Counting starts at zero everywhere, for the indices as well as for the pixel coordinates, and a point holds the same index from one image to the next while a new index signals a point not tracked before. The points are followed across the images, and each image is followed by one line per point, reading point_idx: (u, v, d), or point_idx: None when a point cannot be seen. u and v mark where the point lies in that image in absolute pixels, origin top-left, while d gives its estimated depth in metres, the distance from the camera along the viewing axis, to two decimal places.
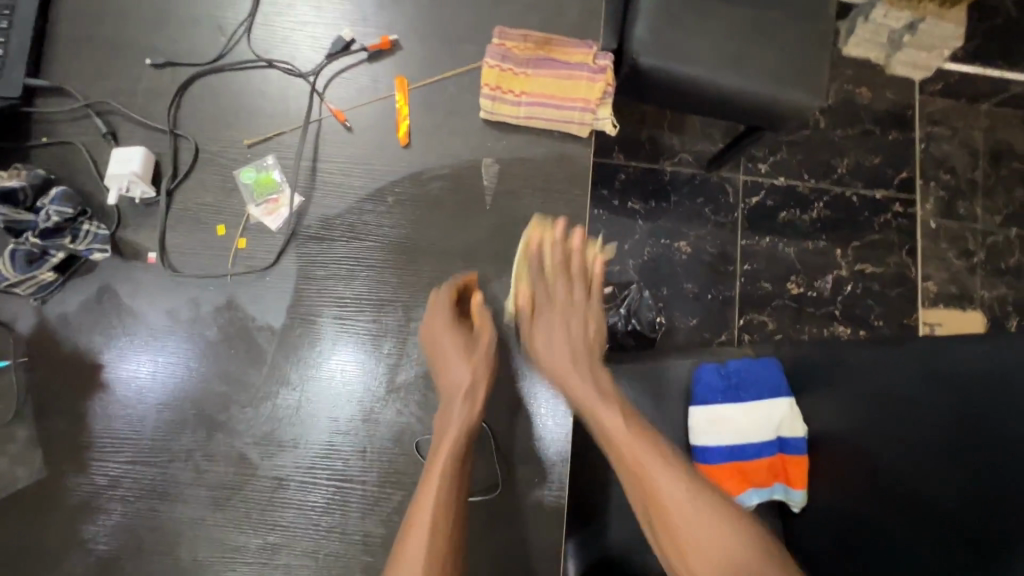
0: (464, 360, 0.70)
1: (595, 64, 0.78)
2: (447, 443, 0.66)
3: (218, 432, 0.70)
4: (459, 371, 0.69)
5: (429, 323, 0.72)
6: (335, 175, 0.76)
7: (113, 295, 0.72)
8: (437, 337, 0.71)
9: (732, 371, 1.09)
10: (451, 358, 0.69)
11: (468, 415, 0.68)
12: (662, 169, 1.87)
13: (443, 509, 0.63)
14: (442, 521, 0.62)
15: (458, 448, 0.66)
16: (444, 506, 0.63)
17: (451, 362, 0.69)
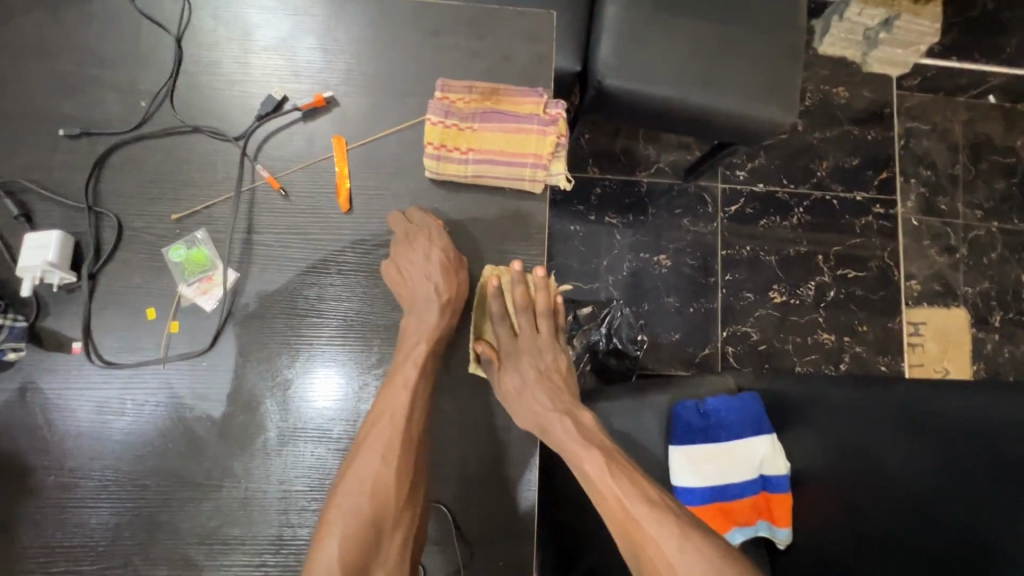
0: (440, 278, 0.70)
1: (546, 113, 0.73)
2: (419, 343, 0.68)
3: (159, 534, 0.66)
4: (438, 290, 0.70)
5: (403, 243, 0.69)
6: (273, 247, 0.71)
7: (37, 391, 0.67)
8: (418, 241, 0.69)
9: (710, 409, 1.05)
10: (426, 275, 0.69)
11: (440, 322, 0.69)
12: (638, 181, 1.82)
13: (413, 411, 0.66)
14: (410, 417, 0.66)
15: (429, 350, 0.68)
16: (415, 405, 0.66)
17: (432, 271, 0.69)
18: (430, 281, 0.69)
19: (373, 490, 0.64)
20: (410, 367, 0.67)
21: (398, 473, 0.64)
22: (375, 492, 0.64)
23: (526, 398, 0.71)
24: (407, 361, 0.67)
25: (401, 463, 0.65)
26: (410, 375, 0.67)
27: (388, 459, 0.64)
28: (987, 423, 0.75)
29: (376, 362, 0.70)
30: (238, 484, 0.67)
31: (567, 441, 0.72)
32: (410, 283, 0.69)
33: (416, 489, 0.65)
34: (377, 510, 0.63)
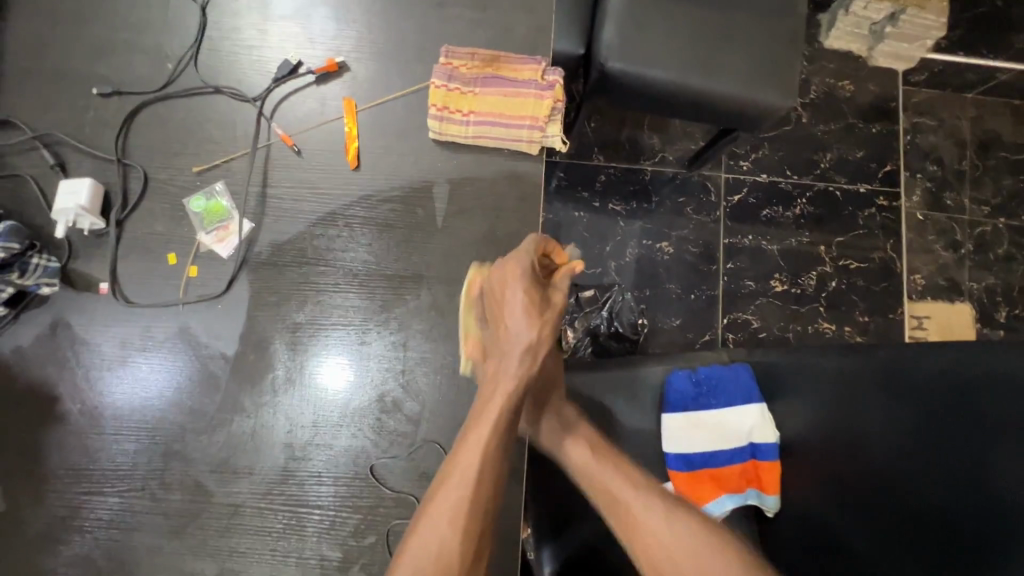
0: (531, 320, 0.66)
1: (544, 79, 0.77)
2: (498, 403, 0.66)
3: (174, 461, 0.71)
4: (526, 324, 0.66)
5: (507, 268, 0.67)
6: (285, 201, 0.76)
7: (66, 327, 0.72)
8: (507, 295, 0.67)
9: (703, 378, 1.08)
10: (518, 312, 0.66)
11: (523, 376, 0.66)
12: (642, 169, 1.86)
13: (489, 465, 0.64)
14: (482, 480, 0.63)
15: (507, 410, 0.66)
16: (487, 467, 0.64)
17: (522, 325, 0.66)
18: (518, 332, 0.66)
19: (437, 562, 0.59)
20: (488, 428, 0.65)
21: (466, 544, 0.60)
22: (438, 560, 0.59)
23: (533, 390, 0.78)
24: (483, 421, 0.65)
25: (467, 532, 0.61)
26: (486, 436, 0.65)
27: (456, 525, 0.61)
28: (956, 376, 0.77)
29: (379, 311, 0.74)
30: (247, 418, 0.72)
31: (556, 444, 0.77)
32: (501, 335, 0.67)
33: (479, 561, 0.61)
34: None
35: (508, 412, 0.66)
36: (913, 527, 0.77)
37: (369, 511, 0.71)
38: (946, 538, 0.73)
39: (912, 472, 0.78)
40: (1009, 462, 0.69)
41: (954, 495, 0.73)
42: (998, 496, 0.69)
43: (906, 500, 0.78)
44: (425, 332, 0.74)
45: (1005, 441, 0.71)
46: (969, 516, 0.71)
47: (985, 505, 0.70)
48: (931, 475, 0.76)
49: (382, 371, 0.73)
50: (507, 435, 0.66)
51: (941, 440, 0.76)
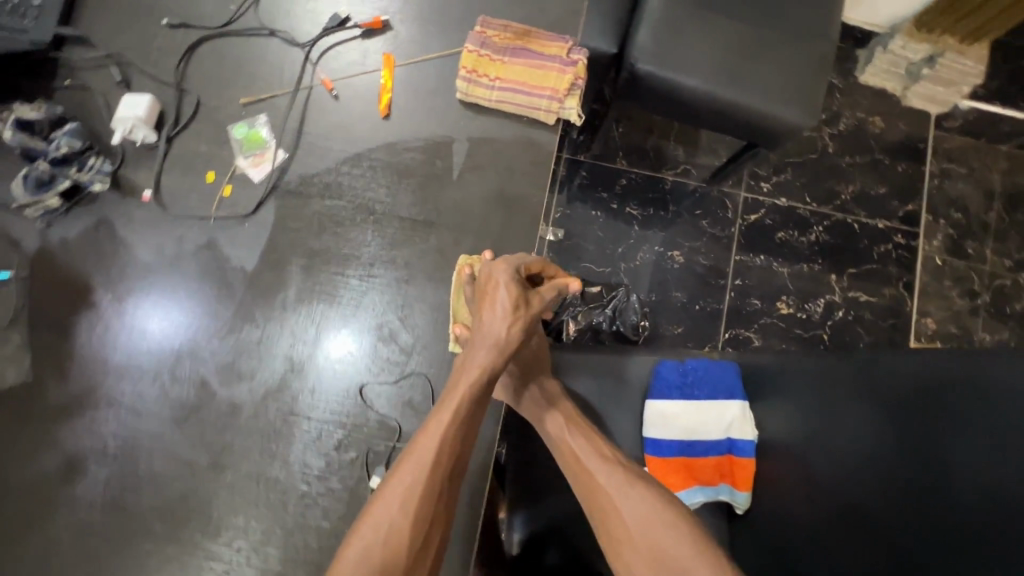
0: (506, 316, 0.72)
1: (568, 57, 0.84)
2: (462, 389, 0.70)
3: (185, 357, 0.78)
4: (503, 319, 0.72)
5: (493, 267, 0.74)
6: (318, 139, 0.83)
7: (108, 226, 0.80)
8: (493, 287, 0.73)
9: (689, 369, 1.11)
10: (496, 308, 0.72)
11: (487, 365, 0.71)
12: (663, 178, 1.90)
13: (442, 451, 0.67)
14: (436, 465, 0.66)
15: (469, 397, 0.70)
16: (443, 454, 0.67)
17: (503, 320, 0.72)
18: (495, 325, 0.72)
19: (388, 541, 0.62)
20: (447, 415, 0.69)
21: (417, 525, 0.64)
22: (387, 544, 0.62)
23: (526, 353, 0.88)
24: (445, 407, 0.70)
25: (417, 516, 0.64)
26: (444, 423, 0.68)
27: (405, 510, 0.64)
28: (926, 376, 0.78)
29: (389, 248, 0.80)
30: (255, 327, 0.78)
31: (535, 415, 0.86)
32: (477, 327, 0.73)
33: (430, 547, 0.65)
34: (388, 563, 0.62)
35: (470, 399, 0.70)
36: (877, 527, 0.77)
37: (352, 428, 0.77)
38: (910, 540, 0.73)
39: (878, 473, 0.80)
40: (968, 454, 0.70)
41: (918, 495, 0.74)
42: (956, 492, 0.70)
43: (874, 502, 0.79)
44: (428, 273, 0.80)
45: (963, 434, 0.71)
46: (928, 522, 0.71)
47: (949, 501, 0.70)
48: (894, 476, 0.77)
49: (384, 302, 0.79)
50: (466, 425, 0.70)
51: (905, 441, 0.77)
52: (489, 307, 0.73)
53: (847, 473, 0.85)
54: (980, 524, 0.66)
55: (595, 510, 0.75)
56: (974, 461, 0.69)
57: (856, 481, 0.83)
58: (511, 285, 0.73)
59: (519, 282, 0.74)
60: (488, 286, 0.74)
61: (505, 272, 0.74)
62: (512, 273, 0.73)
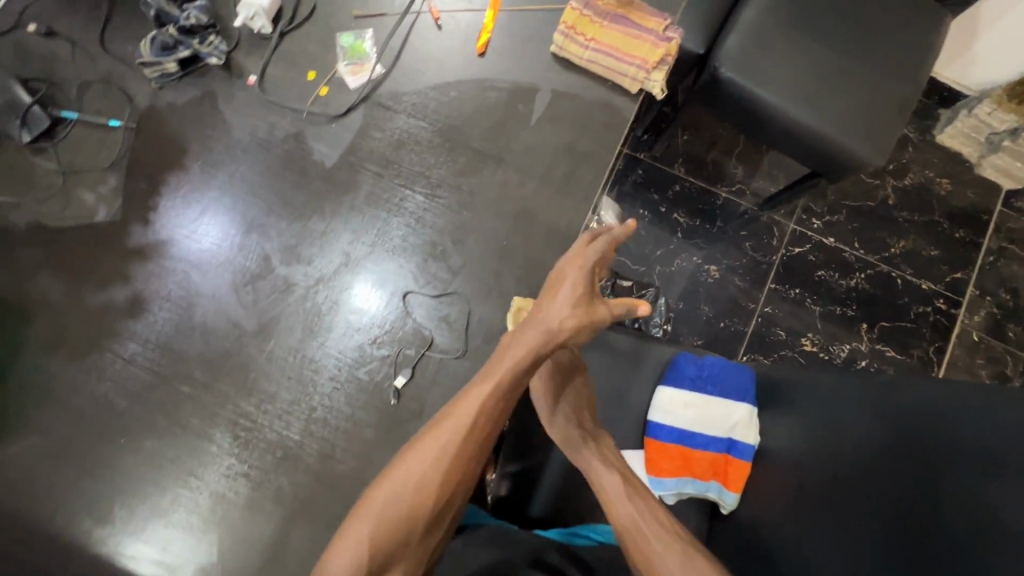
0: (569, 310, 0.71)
1: (664, 33, 0.87)
2: (509, 367, 0.69)
3: (255, 231, 0.84)
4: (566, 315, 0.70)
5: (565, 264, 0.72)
6: (414, 62, 0.88)
7: (213, 100, 0.88)
8: (560, 282, 0.72)
9: (706, 364, 1.13)
10: (560, 299, 0.71)
11: (540, 350, 0.70)
12: (716, 194, 1.92)
13: (481, 420, 0.67)
14: (473, 432, 0.67)
15: (516, 378, 0.69)
16: (479, 421, 0.67)
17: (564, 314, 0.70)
18: (557, 317, 0.70)
19: (414, 492, 0.64)
20: (490, 388, 0.68)
21: (444, 485, 0.65)
22: (416, 494, 0.64)
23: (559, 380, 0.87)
24: (488, 382, 0.69)
25: (446, 473, 0.65)
26: (486, 393, 0.68)
27: (437, 469, 0.65)
28: (938, 406, 0.78)
29: (456, 175, 0.86)
30: (322, 219, 0.84)
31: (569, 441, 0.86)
32: (540, 313, 0.72)
33: (452, 505, 0.66)
34: (412, 510, 0.64)
35: (516, 377, 0.68)
36: (857, 541, 0.77)
37: (388, 329, 0.82)
38: (883, 561, 0.72)
39: (872, 493, 0.80)
40: (962, 490, 0.68)
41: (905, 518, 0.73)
42: (941, 525, 0.68)
43: (860, 522, 0.79)
44: (487, 206, 0.85)
45: (963, 469, 0.70)
46: (911, 546, 0.70)
47: (931, 530, 0.69)
48: (886, 501, 0.77)
49: (442, 222, 0.85)
50: (506, 402, 0.69)
51: (906, 470, 0.76)
52: (552, 299, 0.72)
53: (839, 484, 0.86)
54: (958, 552, 0.65)
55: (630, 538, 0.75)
56: (968, 497, 0.67)
57: (846, 493, 0.84)
58: (580, 283, 0.71)
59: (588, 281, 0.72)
60: (556, 281, 0.72)
61: (575, 270, 0.72)
62: (583, 273, 0.72)
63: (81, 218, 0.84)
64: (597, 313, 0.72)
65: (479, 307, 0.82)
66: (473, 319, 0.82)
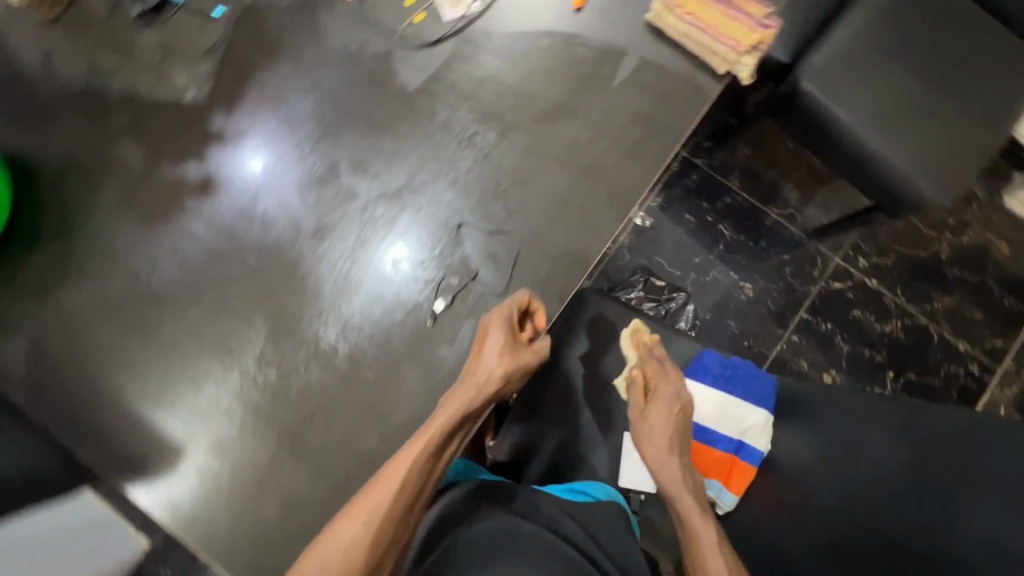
0: (495, 359, 0.75)
1: (764, 18, 0.85)
2: (438, 423, 0.72)
3: (328, 137, 0.87)
4: (493, 363, 0.75)
5: (490, 317, 0.78)
6: (511, 6, 0.90)
7: (313, 8, 0.91)
8: (486, 334, 0.77)
9: (731, 364, 1.13)
10: (487, 349, 0.76)
11: (469, 402, 0.74)
12: (766, 213, 1.89)
13: (411, 476, 0.69)
14: (404, 492, 0.68)
15: (446, 430, 0.72)
16: (409, 479, 0.69)
17: (493, 363, 0.75)
18: (485, 367, 0.75)
19: (343, 560, 0.64)
20: (418, 448, 0.70)
21: (372, 555, 0.65)
22: (343, 563, 0.64)
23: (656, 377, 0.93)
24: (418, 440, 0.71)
25: (374, 536, 0.65)
26: (414, 453, 0.70)
27: (367, 532, 0.65)
28: (965, 432, 0.78)
29: (530, 121, 0.87)
30: (394, 139, 0.87)
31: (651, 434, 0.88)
32: (470, 367, 0.76)
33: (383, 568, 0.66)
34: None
35: (444, 431, 0.71)
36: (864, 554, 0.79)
37: (436, 254, 0.84)
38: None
39: (885, 512, 0.80)
40: (985, 514, 0.69)
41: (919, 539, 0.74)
42: (958, 553, 0.69)
43: (870, 537, 0.80)
44: (554, 157, 0.86)
45: (986, 498, 0.70)
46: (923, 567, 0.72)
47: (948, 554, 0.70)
48: (901, 521, 0.78)
49: (507, 164, 0.86)
50: (439, 455, 0.72)
51: (927, 492, 0.77)
52: (481, 352, 0.76)
53: (850, 498, 0.86)
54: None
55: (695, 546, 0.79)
56: (988, 526, 0.68)
57: (856, 507, 0.84)
58: (502, 330, 0.76)
59: (511, 331, 0.77)
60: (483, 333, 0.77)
61: (498, 321, 0.77)
62: (505, 321, 0.77)
63: (170, 95, 0.88)
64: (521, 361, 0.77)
65: (527, 251, 0.84)
66: (520, 262, 0.84)
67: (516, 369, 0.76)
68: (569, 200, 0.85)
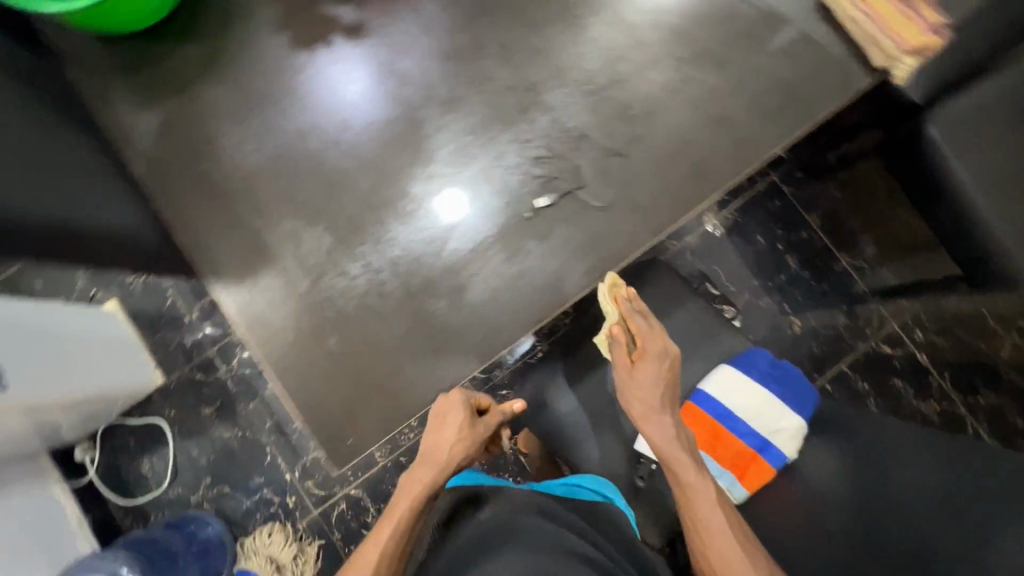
0: (454, 436, 0.85)
1: (933, 28, 0.86)
2: (405, 502, 0.81)
3: (482, 20, 0.90)
4: (452, 439, 0.84)
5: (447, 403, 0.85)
6: None
7: None
8: (444, 417, 0.85)
9: (781, 365, 1.12)
10: (444, 430, 0.85)
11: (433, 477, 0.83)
12: (837, 259, 1.86)
13: (387, 551, 0.76)
14: (380, 565, 0.75)
15: (414, 505, 0.81)
16: (386, 553, 0.76)
17: (452, 439, 0.84)
18: (444, 445, 0.84)
19: None
20: (392, 524, 0.79)
21: None
22: None
23: (638, 332, 0.94)
24: (390, 520, 0.79)
25: None
26: (388, 529, 0.78)
27: None
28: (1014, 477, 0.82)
29: (677, 60, 0.88)
30: (543, 39, 0.89)
31: (637, 399, 0.91)
32: (430, 446, 0.85)
33: None
34: None
35: (411, 510, 0.80)
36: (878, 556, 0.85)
37: (554, 154, 0.86)
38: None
39: (910, 526, 0.86)
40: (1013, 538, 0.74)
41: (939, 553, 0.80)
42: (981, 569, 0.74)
43: (886, 545, 0.86)
44: (689, 99, 0.87)
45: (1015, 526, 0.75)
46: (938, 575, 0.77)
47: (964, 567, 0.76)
48: (923, 536, 0.84)
49: (644, 92, 0.87)
50: (410, 527, 0.80)
51: (956, 515, 0.83)
52: (440, 432, 0.85)
53: (877, 510, 0.92)
54: None
55: (692, 511, 0.85)
56: (1015, 547, 0.73)
57: (881, 518, 0.90)
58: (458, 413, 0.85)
59: (466, 413, 0.86)
60: (441, 416, 0.86)
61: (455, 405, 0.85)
62: (461, 402, 0.86)
63: None
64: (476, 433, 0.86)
65: (638, 179, 0.85)
66: (629, 188, 0.85)
67: (472, 445, 0.86)
68: (692, 143, 0.86)
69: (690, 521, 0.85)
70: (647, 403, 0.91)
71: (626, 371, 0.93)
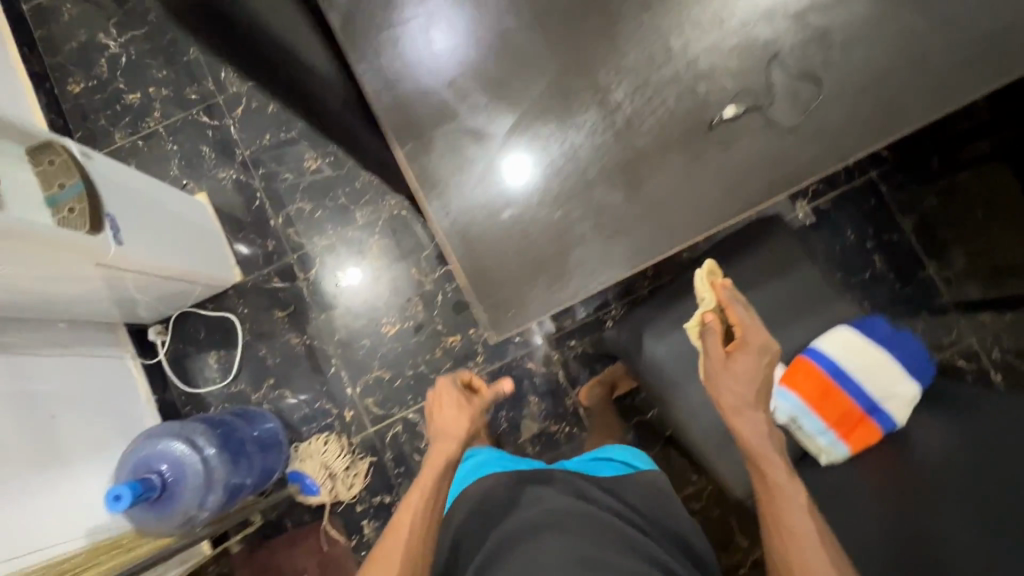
0: (455, 412, 0.90)
1: None
2: (426, 472, 0.86)
3: None
4: (456, 416, 0.90)
5: (438, 392, 0.92)
6: None
7: None
8: (439, 402, 0.92)
9: (901, 335, 1.06)
10: (444, 410, 0.90)
11: (448, 450, 0.88)
12: (925, 265, 1.60)
13: (419, 512, 0.82)
14: (413, 528, 0.81)
15: (436, 472, 0.86)
16: (416, 518, 0.82)
17: (451, 414, 0.90)
18: (445, 421, 0.89)
19: None
20: (415, 496, 0.84)
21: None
22: None
23: (735, 318, 0.89)
24: (411, 492, 0.85)
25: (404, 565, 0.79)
26: (414, 498, 0.84)
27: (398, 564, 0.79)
28: None
29: None
30: None
31: (725, 390, 0.87)
32: (436, 426, 0.90)
33: None
34: None
35: (433, 476, 0.85)
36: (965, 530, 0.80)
37: (745, 69, 0.85)
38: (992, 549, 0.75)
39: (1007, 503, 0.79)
40: None
41: None
42: None
43: None
44: (890, 34, 0.85)
45: None
46: None
47: None
48: None
49: (845, 21, 0.85)
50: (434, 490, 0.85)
51: None
52: (439, 412, 0.91)
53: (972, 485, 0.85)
54: None
55: (772, 512, 0.80)
56: None
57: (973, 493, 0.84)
58: (450, 391, 0.92)
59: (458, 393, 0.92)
60: (438, 402, 0.92)
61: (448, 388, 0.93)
62: (451, 383, 0.93)
63: None
64: (473, 406, 0.92)
65: (825, 106, 0.84)
66: (814, 113, 0.84)
67: (474, 414, 0.91)
68: (886, 79, 0.84)
69: (768, 520, 0.81)
70: (736, 396, 0.86)
71: (719, 361, 0.88)
